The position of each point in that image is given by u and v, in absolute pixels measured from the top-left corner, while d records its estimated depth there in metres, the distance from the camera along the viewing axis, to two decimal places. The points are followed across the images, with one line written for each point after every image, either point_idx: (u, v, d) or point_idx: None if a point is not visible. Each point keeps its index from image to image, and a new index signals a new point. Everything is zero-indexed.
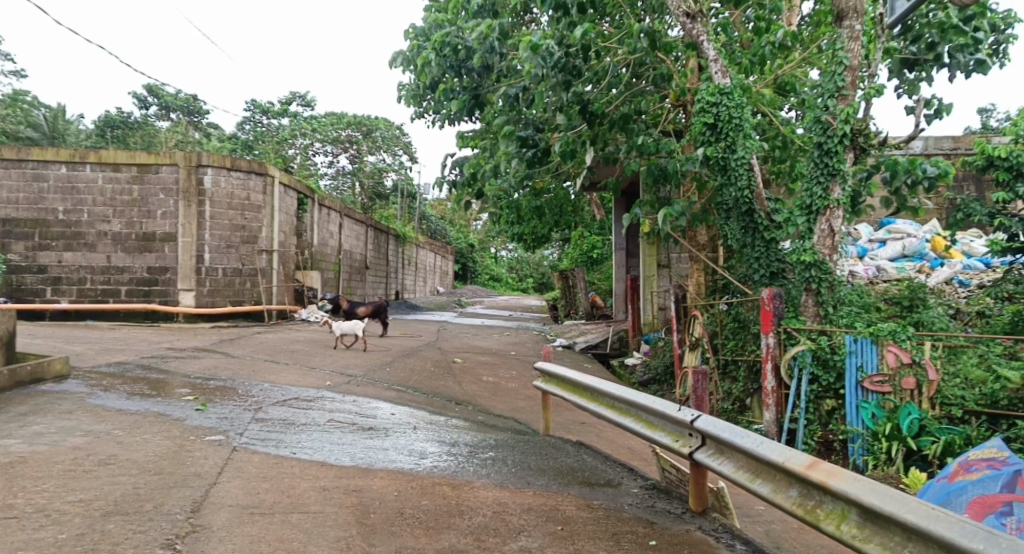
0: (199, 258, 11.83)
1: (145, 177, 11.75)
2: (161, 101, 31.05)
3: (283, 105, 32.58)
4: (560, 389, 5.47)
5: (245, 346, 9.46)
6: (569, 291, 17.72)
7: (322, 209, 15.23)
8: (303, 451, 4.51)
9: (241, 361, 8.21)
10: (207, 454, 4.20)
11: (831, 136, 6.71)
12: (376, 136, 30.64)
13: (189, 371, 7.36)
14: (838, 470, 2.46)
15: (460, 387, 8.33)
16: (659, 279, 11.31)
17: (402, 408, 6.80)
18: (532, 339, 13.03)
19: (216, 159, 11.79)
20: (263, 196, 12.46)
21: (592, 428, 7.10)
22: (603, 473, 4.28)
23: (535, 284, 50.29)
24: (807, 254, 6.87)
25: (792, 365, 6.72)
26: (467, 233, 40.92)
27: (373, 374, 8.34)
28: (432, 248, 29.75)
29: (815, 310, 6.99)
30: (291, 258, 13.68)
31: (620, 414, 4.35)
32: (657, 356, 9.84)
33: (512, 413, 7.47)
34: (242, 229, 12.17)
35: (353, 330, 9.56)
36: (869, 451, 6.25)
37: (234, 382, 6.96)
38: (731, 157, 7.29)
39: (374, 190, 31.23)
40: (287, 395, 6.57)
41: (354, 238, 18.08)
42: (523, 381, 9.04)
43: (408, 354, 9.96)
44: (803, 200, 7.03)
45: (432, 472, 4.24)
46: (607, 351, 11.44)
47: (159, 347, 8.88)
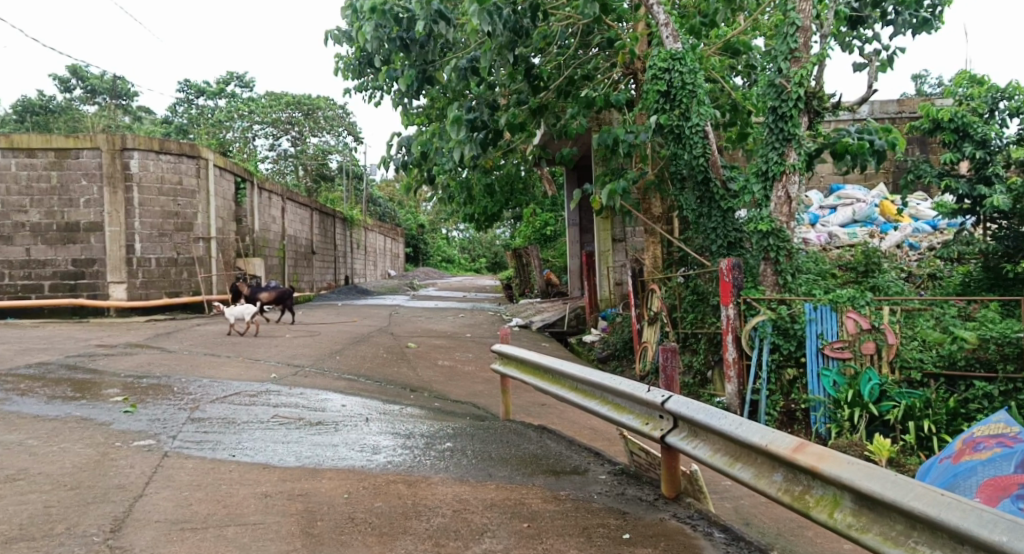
0: (130, 248, 11.18)
1: (64, 162, 11.00)
2: (87, 84, 29.50)
3: (219, 87, 31.35)
4: (520, 372, 5.21)
5: (182, 339, 8.94)
6: (523, 269, 17.50)
7: (262, 193, 14.60)
8: (242, 453, 4.13)
9: (177, 356, 7.72)
10: (133, 462, 3.81)
11: (785, 100, 6.56)
12: (318, 117, 29.77)
13: (118, 369, 6.85)
14: (828, 452, 2.22)
15: (413, 373, 8.00)
16: (614, 254, 11.00)
17: (353, 398, 6.45)
18: (487, 319, 12.76)
19: (143, 141, 11.14)
20: (197, 180, 11.83)
21: (552, 410, 6.87)
22: (568, 460, 4.03)
23: (487, 264, 50.01)
24: (765, 222, 6.71)
25: (753, 336, 6.48)
26: (416, 215, 40.35)
27: (321, 363, 7.95)
28: (381, 230, 29.14)
29: (775, 279, 6.84)
30: (231, 246, 13.08)
31: (584, 397, 4.10)
32: (614, 332, 9.67)
33: (469, 398, 7.20)
34: (175, 215, 11.54)
35: (245, 314, 9.11)
36: (832, 419, 6.11)
37: (168, 379, 6.50)
38: (686, 125, 7.08)
39: (318, 172, 30.41)
40: (227, 391, 6.15)
41: (298, 222, 17.47)
42: (479, 363, 8.76)
43: (358, 340, 9.57)
44: (759, 166, 6.86)
45: (384, 469, 3.92)
46: (564, 329, 11.26)
47: (87, 344, 8.31)
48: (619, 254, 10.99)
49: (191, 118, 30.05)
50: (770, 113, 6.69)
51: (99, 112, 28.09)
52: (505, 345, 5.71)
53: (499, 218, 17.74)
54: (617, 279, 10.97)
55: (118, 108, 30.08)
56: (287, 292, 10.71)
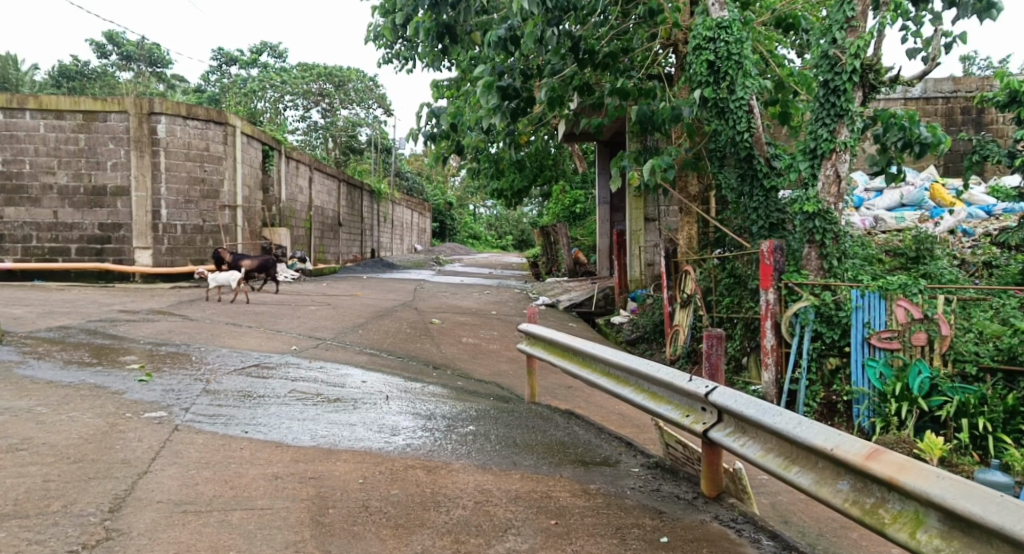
0: (155, 213, 11.10)
1: (91, 125, 10.90)
2: (121, 49, 29.59)
3: (251, 56, 31.27)
4: (548, 354, 4.98)
5: (205, 308, 8.82)
6: (551, 247, 17.22)
7: (290, 162, 14.44)
8: (255, 430, 3.93)
9: (198, 324, 7.60)
10: (141, 435, 3.63)
11: (839, 72, 6.14)
12: (348, 88, 29.59)
13: (138, 336, 6.73)
14: (909, 462, 1.93)
15: (437, 350, 7.78)
16: (647, 234, 10.69)
17: (373, 374, 6.24)
18: (514, 297, 12.50)
19: (170, 106, 10.98)
20: (224, 146, 11.67)
21: (580, 394, 6.61)
22: (598, 450, 3.76)
23: (515, 241, 49.74)
24: (810, 204, 6.30)
25: (794, 322, 6.12)
26: (445, 191, 40.20)
27: (343, 337, 7.76)
28: (409, 204, 28.99)
29: (819, 264, 6.42)
30: (257, 214, 12.98)
31: (618, 384, 3.83)
32: (645, 315, 9.35)
33: (493, 378, 6.98)
34: (202, 182, 11.41)
35: (228, 280, 9.32)
36: (876, 413, 5.72)
37: (187, 348, 6.36)
38: (730, 100, 6.71)
39: (347, 144, 30.31)
40: (246, 362, 5.98)
41: (326, 193, 17.32)
42: (504, 342, 8.52)
43: (382, 315, 9.38)
44: (807, 143, 6.48)
45: (403, 452, 3.69)
46: (591, 309, 10.98)
47: (110, 309, 8.23)
48: (651, 234, 10.67)
49: (223, 87, 30.03)
50: (821, 88, 6.30)
51: (133, 78, 28.17)
52: (533, 324, 5.48)
53: (528, 195, 17.42)
54: (649, 260, 10.67)
55: (152, 75, 30.16)
56: (272, 261, 10.81)
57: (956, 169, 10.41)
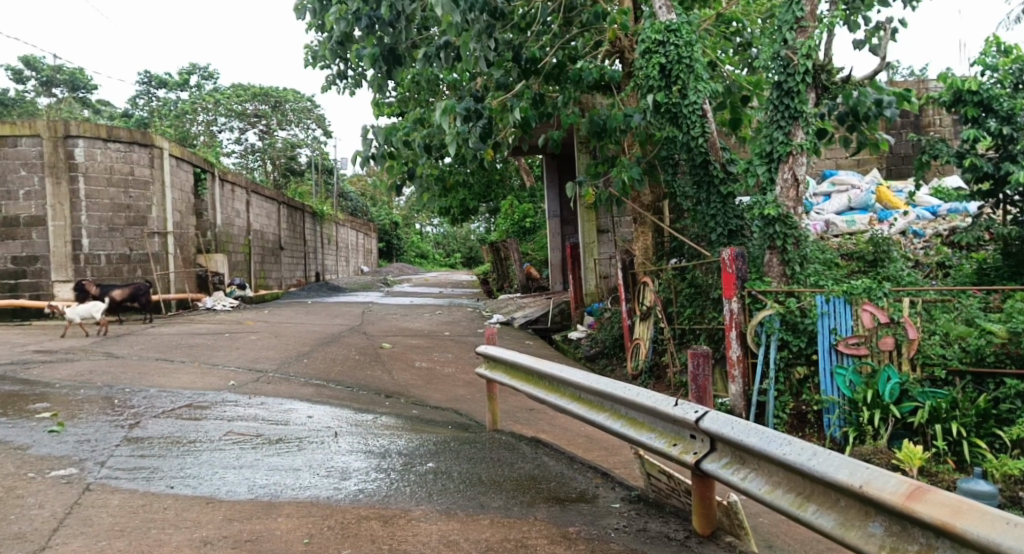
0: (76, 244, 10.36)
1: (0, 151, 10.12)
2: (42, 75, 28.18)
3: (181, 78, 30.24)
4: (511, 378, 4.65)
5: (132, 344, 8.17)
6: (502, 264, 16.90)
7: (224, 185, 13.78)
8: (183, 484, 3.43)
9: (124, 363, 6.98)
10: (43, 501, 3.12)
11: (793, 73, 5.83)
12: (285, 109, 28.83)
13: (54, 379, 6.10)
14: (960, 504, 1.68)
15: (388, 377, 7.32)
16: (601, 246, 10.43)
17: (320, 407, 5.76)
18: (466, 317, 12.09)
19: (88, 128, 10.32)
20: (150, 170, 11.02)
21: (543, 417, 6.25)
22: (573, 484, 3.40)
23: (463, 258, 49.32)
24: (770, 208, 5.99)
25: (759, 332, 5.85)
26: (389, 211, 39.58)
27: (286, 368, 7.23)
28: (353, 225, 28.32)
29: (781, 270, 6.13)
30: (190, 240, 12.29)
31: (591, 409, 3.46)
32: (603, 329, 9.06)
33: (449, 404, 6.57)
34: (127, 209, 10.73)
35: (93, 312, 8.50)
36: (848, 422, 5.48)
37: (109, 389, 5.78)
38: (683, 105, 6.48)
39: (287, 167, 29.51)
40: (176, 402, 5.44)
41: (265, 217, 16.64)
42: (459, 365, 8.10)
43: (328, 342, 8.86)
44: (763, 146, 6.16)
45: (354, 500, 3.25)
46: (547, 325, 10.67)
47: (24, 350, 7.52)
48: (605, 246, 10.45)
49: (153, 111, 28.93)
50: (774, 89, 5.99)
51: (55, 105, 26.86)
52: (492, 346, 5.13)
53: (475, 211, 17.06)
54: (602, 272, 10.43)
55: (77, 101, 28.84)
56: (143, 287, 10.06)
57: (900, 172, 10.45)
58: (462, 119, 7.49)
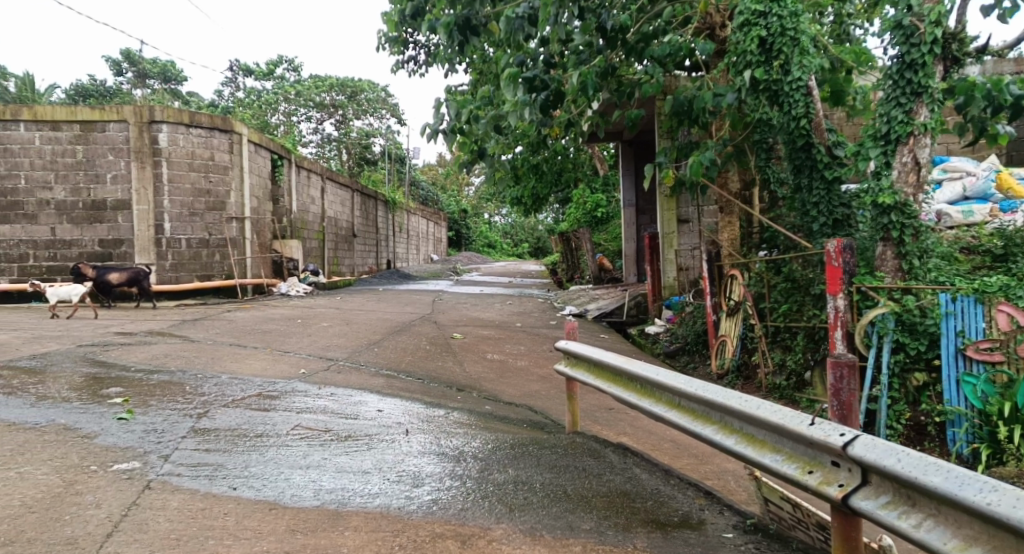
0: (158, 228, 10.47)
1: (89, 136, 10.27)
2: (136, 67, 29.19)
3: (265, 69, 30.84)
4: (595, 378, 4.28)
5: (207, 328, 8.14)
6: (574, 254, 16.48)
7: (300, 171, 13.80)
8: (246, 485, 3.19)
9: (199, 348, 6.91)
10: (102, 499, 2.95)
11: (916, 43, 5.20)
12: (361, 98, 29.03)
13: (130, 362, 6.03)
14: None
15: (460, 369, 7.03)
16: (681, 237, 9.94)
17: (389, 400, 5.51)
18: (538, 307, 11.73)
19: (172, 113, 10.39)
20: (230, 156, 11.05)
21: (626, 418, 5.84)
22: (672, 504, 3.02)
23: (531, 248, 49.08)
24: (885, 195, 5.39)
25: (870, 332, 5.29)
26: (460, 200, 39.57)
27: (357, 357, 7.04)
28: (424, 213, 28.34)
29: (896, 264, 5.47)
30: (266, 226, 12.34)
31: (697, 421, 3.02)
32: (685, 324, 8.56)
33: (524, 401, 6.24)
34: (207, 194, 10.81)
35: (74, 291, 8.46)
36: (977, 438, 4.89)
37: (182, 375, 5.66)
38: (784, 82, 5.93)
39: (361, 156, 29.80)
40: (246, 391, 5.27)
41: (339, 203, 16.66)
42: (533, 358, 7.74)
43: (399, 330, 8.65)
44: (878, 127, 5.55)
45: (428, 514, 2.94)
46: (623, 318, 10.19)
47: (105, 332, 7.56)
48: (685, 236, 9.93)
49: (236, 101, 29.64)
50: (894, 61, 5.37)
51: (146, 96, 27.81)
52: (574, 342, 4.75)
53: (547, 200, 16.67)
54: (682, 263, 9.86)
55: (167, 92, 29.83)
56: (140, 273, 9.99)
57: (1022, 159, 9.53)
58: (528, 88, 7.06)
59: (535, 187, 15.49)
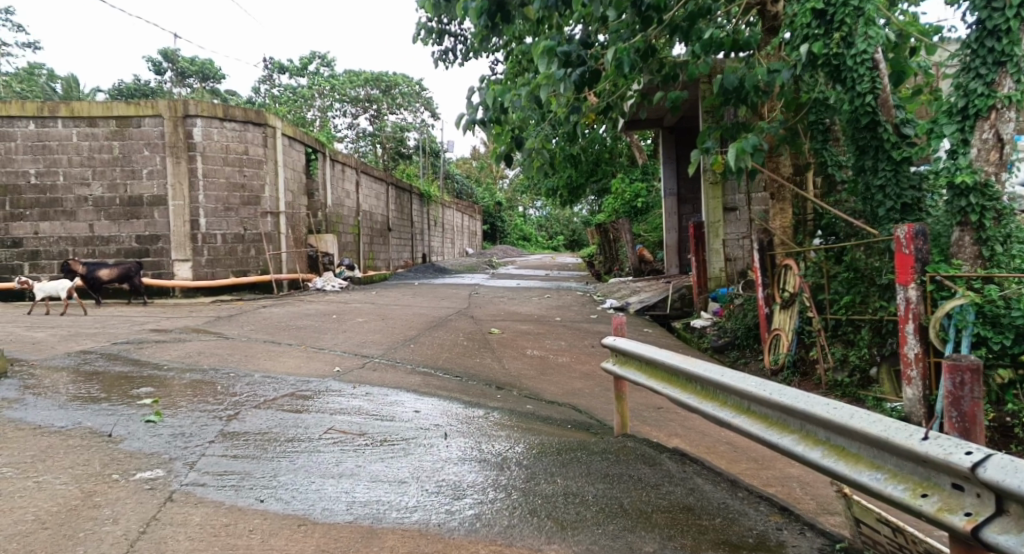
0: (194, 223, 10.38)
1: (125, 131, 10.21)
2: (175, 66, 29.46)
3: (301, 65, 30.96)
4: (647, 377, 3.97)
5: (243, 324, 7.99)
6: (613, 246, 16.12)
7: (334, 165, 13.67)
8: (274, 497, 2.94)
9: (234, 345, 6.75)
10: (120, 514, 2.73)
11: (1000, 8, 4.90)
12: (395, 92, 28.94)
13: (163, 361, 5.88)
14: None
15: (500, 366, 6.76)
16: (727, 226, 9.54)
17: (427, 400, 5.26)
18: (577, 301, 11.41)
19: (207, 107, 10.28)
20: (264, 149, 10.94)
21: (678, 418, 5.50)
22: (744, 523, 2.73)
23: (567, 241, 48.67)
24: (964, 175, 5.11)
25: (946, 325, 5.02)
26: (495, 193, 39.34)
27: (393, 354, 6.81)
28: (459, 207, 28.18)
29: (975, 251, 5.20)
30: (301, 220, 12.22)
31: (769, 428, 2.69)
32: (733, 317, 8.16)
33: (567, 399, 5.95)
34: (242, 188, 10.69)
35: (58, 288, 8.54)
36: None
37: (214, 374, 5.47)
38: (846, 55, 5.61)
39: (396, 150, 29.72)
40: (279, 391, 5.07)
41: (374, 197, 16.51)
42: (575, 354, 7.43)
43: (435, 326, 8.41)
44: (954, 102, 5.27)
45: (470, 532, 2.68)
46: (666, 312, 9.76)
47: (141, 329, 7.44)
48: (731, 226, 9.54)
49: (273, 97, 29.76)
50: (974, 27, 5.10)
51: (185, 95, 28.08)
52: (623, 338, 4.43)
53: (583, 190, 16.32)
54: (729, 253, 9.50)
55: (205, 91, 30.09)
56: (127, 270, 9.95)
57: None
58: (564, 62, 6.75)
59: (571, 177, 15.16)
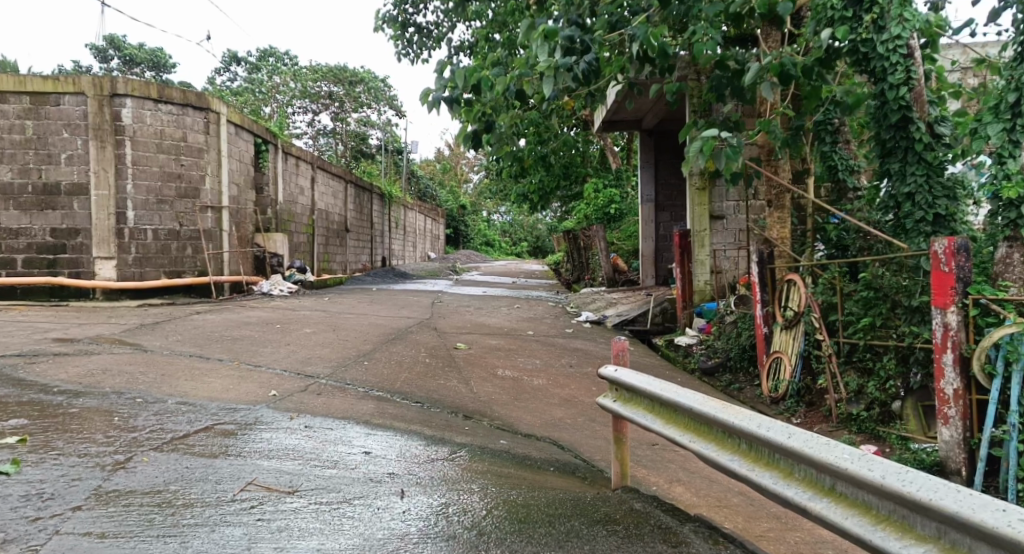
0: (121, 216, 9.25)
1: (41, 109, 9.03)
2: (124, 54, 27.82)
3: (261, 59, 29.69)
4: (652, 418, 3.17)
5: (168, 334, 6.92)
6: (583, 254, 15.37)
7: (287, 158, 12.60)
8: None
9: (151, 360, 5.71)
10: None
11: None
12: (359, 90, 27.77)
13: (55, 380, 4.83)
14: None
15: (467, 389, 5.85)
16: (714, 235, 8.76)
17: (379, 436, 4.32)
18: (549, 312, 10.55)
19: (138, 86, 9.18)
20: (205, 137, 9.84)
21: (677, 459, 4.66)
22: None
23: (530, 247, 47.99)
24: (1014, 186, 4.38)
25: (993, 357, 4.22)
26: (459, 197, 38.31)
27: (342, 373, 5.85)
28: (422, 210, 27.15)
29: None
30: (247, 217, 11.13)
31: (872, 523, 2.06)
32: (724, 336, 7.38)
33: (544, 432, 5.08)
34: (178, 178, 9.59)
35: None
36: None
37: (115, 399, 4.45)
38: (876, 41, 4.91)
39: (358, 149, 28.57)
40: (194, 422, 4.09)
41: (330, 196, 15.43)
42: (552, 375, 6.54)
43: (393, 339, 7.46)
44: (1002, 98, 4.59)
45: None
46: (646, 327, 8.97)
47: (43, 339, 6.33)
48: (719, 235, 8.80)
49: (229, 91, 28.34)
50: None
51: None
52: (615, 366, 3.56)
53: (553, 196, 15.55)
54: (717, 265, 8.75)
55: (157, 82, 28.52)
56: None
57: None
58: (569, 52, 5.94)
59: (539, 179, 14.39)
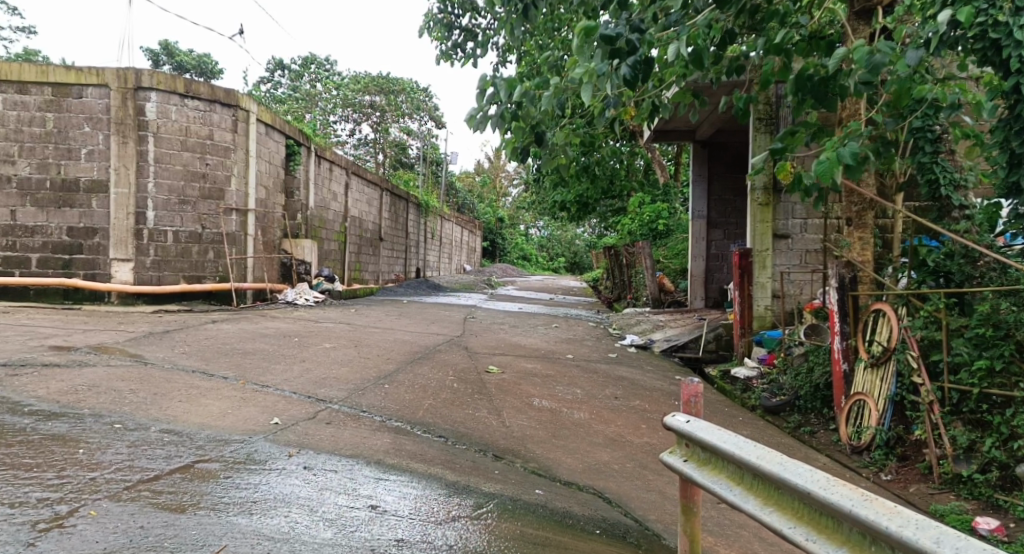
0: (140, 216, 8.76)
1: (62, 102, 8.62)
2: (173, 59, 27.87)
3: (302, 66, 29.44)
4: (735, 494, 2.40)
5: (175, 345, 6.32)
6: (623, 271, 14.58)
7: (320, 162, 12.06)
8: None
9: (145, 375, 5.10)
10: None
11: None
12: (400, 100, 27.34)
13: (28, 398, 4.23)
14: None
15: (498, 422, 5.12)
16: (777, 256, 7.90)
17: (393, 482, 3.59)
18: (590, 333, 9.77)
19: (163, 79, 8.72)
20: (233, 135, 9.35)
21: (749, 524, 3.86)
22: None
23: (567, 262, 47.15)
24: None
25: None
26: (496, 209, 37.66)
27: (357, 398, 5.16)
28: (458, 221, 26.57)
29: None
30: (275, 222, 10.59)
31: None
32: (789, 370, 6.53)
33: (586, 479, 4.32)
34: (202, 178, 9.09)
35: None
36: None
37: (88, 423, 3.82)
38: (1012, 25, 4.16)
39: (397, 159, 28.21)
40: (173, 459, 3.43)
41: (364, 202, 14.88)
42: (594, 408, 5.77)
43: (419, 358, 6.77)
44: None
45: None
46: (698, 355, 8.16)
47: (36, 346, 5.77)
48: (783, 255, 7.91)
49: (271, 98, 28.18)
50: None
51: None
52: (679, 417, 2.74)
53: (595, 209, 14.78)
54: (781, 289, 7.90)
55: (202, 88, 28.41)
56: None
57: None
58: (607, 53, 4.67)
59: (581, 191, 13.64)
